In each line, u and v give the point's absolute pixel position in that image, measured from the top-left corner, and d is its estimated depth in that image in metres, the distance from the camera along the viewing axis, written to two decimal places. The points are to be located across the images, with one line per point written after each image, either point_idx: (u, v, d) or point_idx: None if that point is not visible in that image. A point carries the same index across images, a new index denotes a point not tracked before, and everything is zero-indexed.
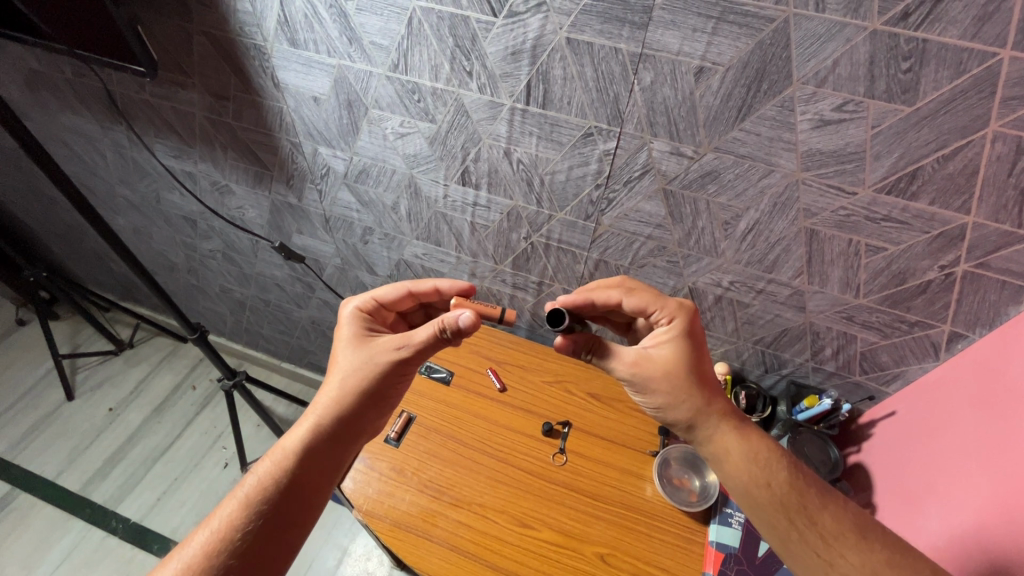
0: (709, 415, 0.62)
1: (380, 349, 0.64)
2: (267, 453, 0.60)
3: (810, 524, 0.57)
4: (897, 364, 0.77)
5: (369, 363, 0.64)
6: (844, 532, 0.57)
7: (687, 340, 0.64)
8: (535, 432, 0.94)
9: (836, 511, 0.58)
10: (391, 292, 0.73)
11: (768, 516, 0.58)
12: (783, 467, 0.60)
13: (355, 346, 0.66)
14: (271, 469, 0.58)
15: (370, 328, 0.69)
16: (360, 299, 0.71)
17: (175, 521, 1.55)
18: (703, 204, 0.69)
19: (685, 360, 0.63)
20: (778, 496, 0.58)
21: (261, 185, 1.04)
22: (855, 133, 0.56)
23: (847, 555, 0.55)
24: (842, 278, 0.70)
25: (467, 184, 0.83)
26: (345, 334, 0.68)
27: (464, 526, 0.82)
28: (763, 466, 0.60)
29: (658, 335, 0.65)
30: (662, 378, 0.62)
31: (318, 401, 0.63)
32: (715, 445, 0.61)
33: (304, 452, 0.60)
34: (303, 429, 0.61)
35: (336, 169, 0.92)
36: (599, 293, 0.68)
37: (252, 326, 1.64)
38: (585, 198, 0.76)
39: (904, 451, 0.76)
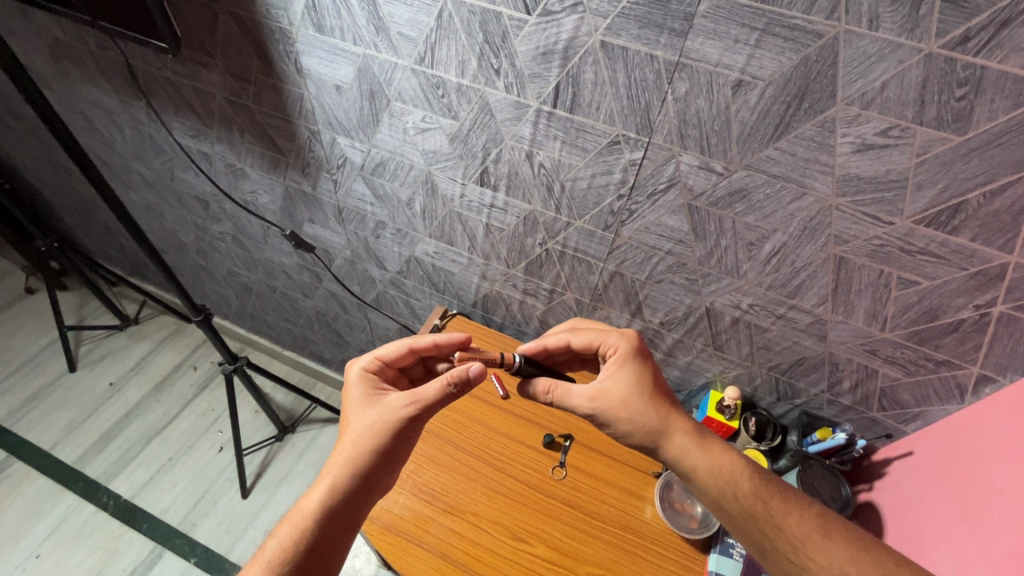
0: (673, 432, 0.63)
1: (391, 407, 0.64)
2: (287, 517, 0.60)
3: (778, 531, 0.57)
4: (918, 404, 0.74)
5: (381, 423, 0.64)
6: (810, 533, 0.56)
7: (632, 366, 0.66)
8: (534, 443, 0.92)
9: (803, 516, 0.58)
10: (393, 351, 0.72)
11: (739, 527, 0.58)
12: (747, 474, 0.60)
13: (368, 405, 0.66)
14: (293, 534, 0.59)
15: (379, 387, 0.70)
16: (366, 361, 0.71)
17: (166, 502, 1.54)
18: (729, 222, 0.66)
19: (639, 386, 0.65)
20: (742, 504, 0.59)
21: (275, 171, 1.03)
22: (898, 160, 0.53)
23: (818, 557, 0.55)
24: (868, 310, 0.67)
25: (485, 185, 0.81)
26: (356, 395, 0.68)
27: (456, 535, 0.80)
28: (727, 474, 0.61)
29: (608, 366, 0.67)
30: (621, 410, 0.64)
31: (333, 462, 0.63)
32: (682, 461, 0.62)
33: (323, 514, 0.60)
34: (321, 492, 0.61)
35: (353, 160, 0.90)
36: (553, 335, 0.73)
37: (257, 311, 1.63)
38: (606, 208, 0.73)
39: (920, 495, 0.73)
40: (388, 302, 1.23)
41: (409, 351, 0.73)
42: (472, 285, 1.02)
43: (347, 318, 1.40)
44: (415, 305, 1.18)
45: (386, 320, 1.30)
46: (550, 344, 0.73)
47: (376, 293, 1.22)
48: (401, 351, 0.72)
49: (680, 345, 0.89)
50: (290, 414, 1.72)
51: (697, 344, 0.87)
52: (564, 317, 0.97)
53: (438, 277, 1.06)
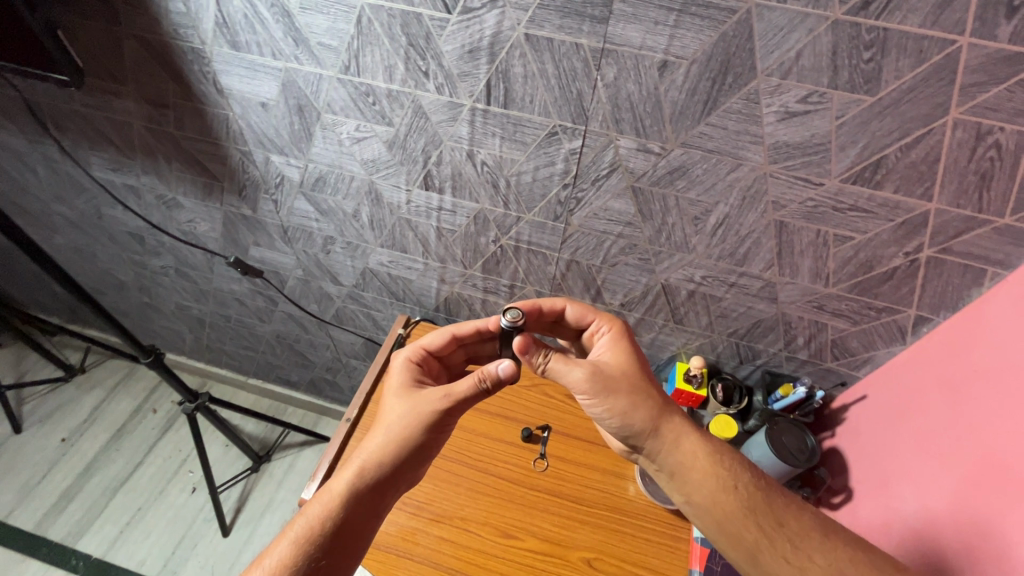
0: (671, 420, 0.63)
1: (425, 398, 0.64)
2: (316, 497, 0.60)
3: (778, 526, 0.60)
4: (866, 349, 0.79)
5: (415, 413, 0.64)
6: (807, 535, 0.60)
7: (631, 344, 0.68)
8: (514, 438, 0.92)
9: (800, 521, 0.61)
10: (438, 341, 0.74)
11: (740, 531, 0.60)
12: (749, 473, 0.63)
13: (404, 394, 0.67)
14: (321, 513, 0.58)
15: (417, 377, 0.70)
16: (409, 350, 0.73)
17: (141, 553, 1.48)
18: (672, 200, 0.68)
19: (641, 366, 0.66)
20: (744, 502, 0.61)
21: (210, 197, 0.99)
22: (820, 124, 0.55)
23: (817, 558, 0.58)
24: (811, 268, 0.70)
25: (431, 188, 0.79)
26: (396, 382, 0.69)
27: (446, 542, 0.80)
28: (733, 475, 0.62)
29: (604, 346, 0.69)
30: (621, 382, 0.64)
31: (366, 447, 0.62)
32: (687, 460, 0.62)
33: (350, 497, 0.59)
34: (352, 473, 0.61)
35: (290, 177, 0.87)
36: (548, 299, 0.74)
37: (214, 343, 1.57)
38: (553, 199, 0.74)
39: (874, 435, 0.77)
40: (349, 317, 1.20)
41: (451, 340, 0.75)
42: (432, 289, 1.01)
43: (310, 338, 1.36)
44: (378, 317, 1.16)
45: (350, 334, 1.27)
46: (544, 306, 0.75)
47: (335, 309, 1.19)
48: (444, 340, 0.74)
49: (643, 323, 0.90)
50: (263, 443, 1.67)
51: (658, 320, 0.89)
52: None
53: (396, 285, 1.04)
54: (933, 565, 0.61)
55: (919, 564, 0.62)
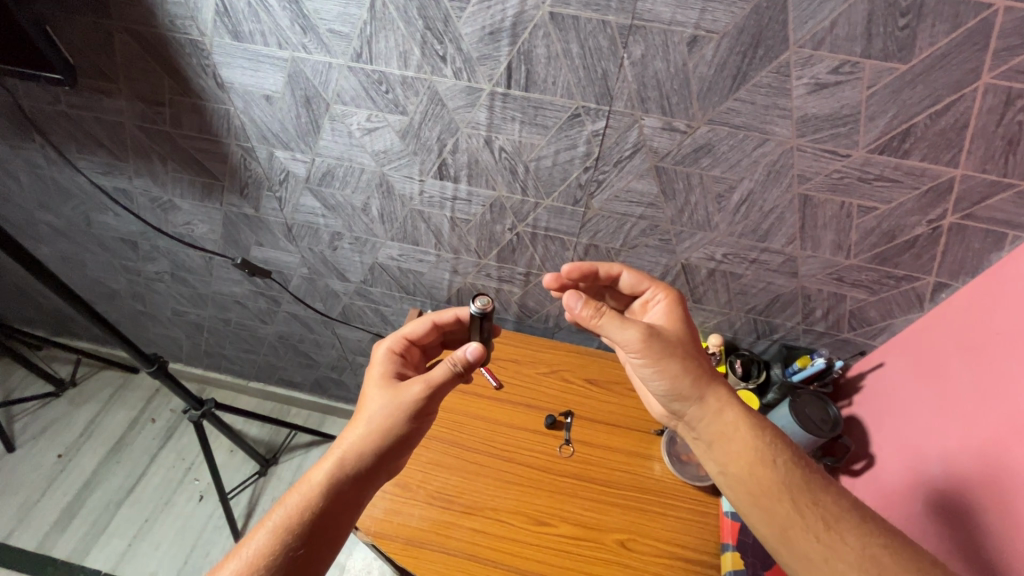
0: (715, 391, 0.64)
1: (405, 388, 0.64)
2: (295, 486, 0.59)
3: (811, 504, 0.57)
4: (883, 318, 0.80)
5: (395, 403, 0.64)
6: (841, 516, 0.56)
7: (684, 313, 0.70)
8: (537, 426, 0.92)
9: (835, 502, 0.58)
10: (417, 328, 0.76)
11: (774, 505, 0.58)
12: (785, 454, 0.61)
13: (384, 384, 0.67)
14: (300, 502, 0.58)
15: (399, 368, 0.70)
16: (390, 340, 0.73)
17: (153, 565, 1.45)
18: (696, 178, 0.67)
19: (693, 335, 0.68)
20: (780, 476, 0.59)
21: (210, 197, 0.95)
22: (851, 94, 0.55)
23: (848, 539, 0.55)
24: (833, 241, 0.71)
25: (445, 178, 0.78)
26: (377, 373, 0.69)
27: (479, 533, 0.80)
28: (768, 452, 0.61)
29: (659, 313, 0.70)
30: (674, 346, 0.65)
31: (346, 436, 0.62)
32: (725, 430, 0.63)
33: (330, 487, 0.59)
34: (331, 463, 0.60)
35: (295, 173, 0.84)
36: (605, 264, 0.75)
37: (212, 347, 1.53)
38: (573, 182, 0.73)
39: (893, 401, 0.79)
40: (356, 314, 1.19)
41: (432, 327, 0.77)
42: (444, 281, 1.00)
43: (314, 337, 1.34)
44: (386, 313, 1.14)
45: (356, 331, 1.25)
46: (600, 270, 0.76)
47: (342, 306, 1.17)
48: (423, 329, 0.75)
49: None
50: (269, 446, 1.65)
51: None
52: (543, 297, 0.97)
53: (406, 279, 1.02)
54: (963, 526, 0.62)
55: (949, 524, 0.64)
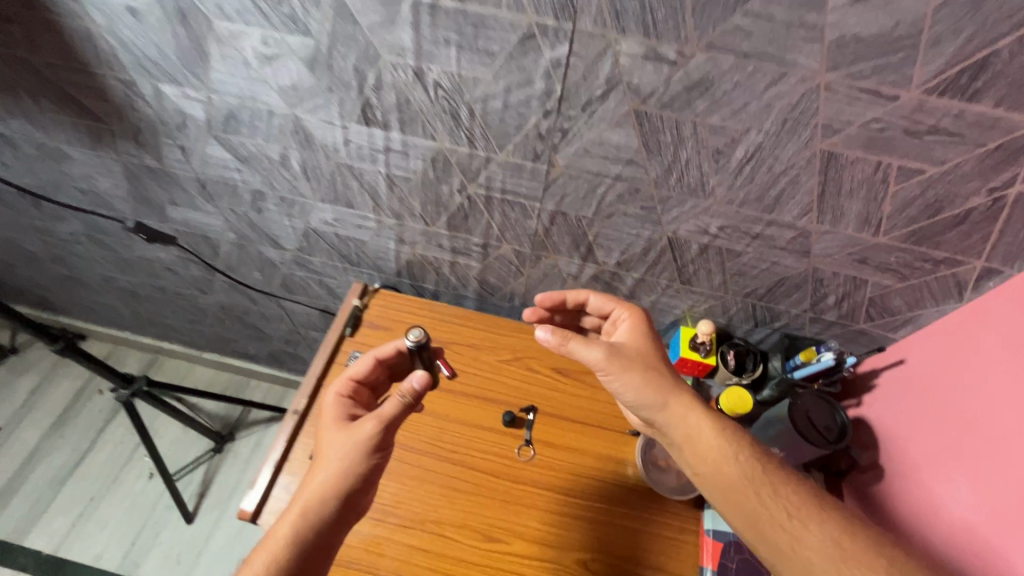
0: (678, 398, 0.55)
1: (360, 427, 0.56)
2: (258, 545, 0.51)
3: (773, 492, 0.50)
4: (909, 309, 0.66)
5: (353, 444, 0.56)
6: (802, 503, 0.50)
7: (650, 329, 0.63)
8: (494, 423, 0.79)
9: (799, 488, 0.51)
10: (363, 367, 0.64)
11: (741, 499, 0.50)
12: (747, 446, 0.53)
13: (339, 426, 0.58)
14: (266, 565, 0.50)
15: (351, 410, 0.61)
16: (339, 383, 0.63)
17: (98, 546, 1.36)
18: (688, 127, 0.52)
19: (661, 350, 0.60)
20: (744, 467, 0.52)
21: (102, 144, 0.78)
22: (913, 5, 0.39)
23: (812, 528, 0.48)
24: (860, 213, 0.56)
25: (372, 123, 0.61)
26: (329, 417, 0.59)
27: (418, 550, 0.68)
28: (725, 443, 0.53)
29: (625, 332, 0.63)
30: (642, 358, 0.58)
31: (307, 485, 0.54)
32: (687, 429, 0.54)
33: (296, 542, 0.51)
34: (295, 514, 0.53)
35: (192, 115, 0.68)
36: (573, 292, 0.68)
37: (155, 316, 1.39)
38: (531, 131, 0.56)
39: (908, 405, 0.65)
40: (299, 286, 1.04)
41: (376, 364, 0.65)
42: (390, 251, 0.84)
43: (260, 309, 1.19)
44: (332, 285, 1.00)
45: (303, 305, 1.10)
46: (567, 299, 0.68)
47: (282, 277, 1.02)
48: (370, 365, 0.64)
49: (642, 285, 0.76)
50: (225, 422, 1.54)
51: (662, 281, 0.74)
52: (505, 273, 0.82)
53: (347, 248, 0.87)
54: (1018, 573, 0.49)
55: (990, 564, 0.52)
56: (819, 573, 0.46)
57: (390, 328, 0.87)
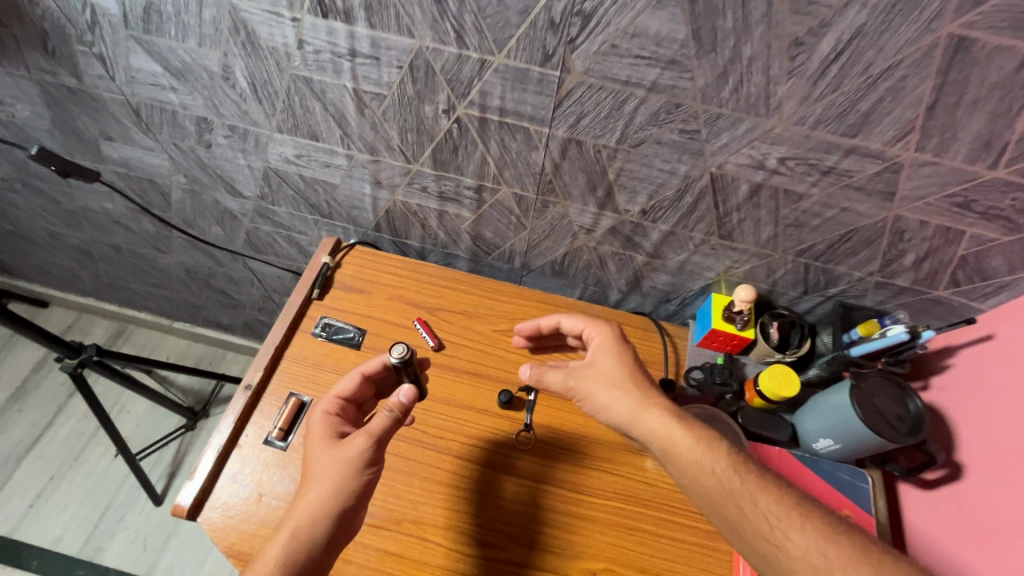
0: (648, 410, 0.51)
1: (351, 442, 0.49)
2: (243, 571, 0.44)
3: (752, 504, 0.45)
4: (1011, 271, 0.53)
5: (347, 462, 0.49)
6: (780, 511, 0.44)
7: (623, 342, 0.57)
8: (486, 404, 0.66)
9: (778, 495, 0.45)
10: (351, 383, 0.55)
11: (722, 509, 0.45)
12: (722, 450, 0.48)
13: (327, 445, 0.51)
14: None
15: (340, 428, 0.53)
16: (326, 400, 0.55)
17: (57, 529, 1.24)
18: (760, 6, 0.38)
19: (632, 363, 0.54)
20: (718, 481, 0.46)
21: (9, 57, 0.64)
22: None
23: (793, 536, 0.43)
24: (981, 135, 0.42)
25: (331, 13, 0.48)
26: (316, 435, 0.52)
27: (392, 556, 0.55)
28: (696, 450, 0.48)
29: (591, 351, 0.57)
30: (601, 376, 0.54)
31: (296, 507, 0.47)
32: (656, 437, 0.49)
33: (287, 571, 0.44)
34: (284, 535, 0.46)
35: (109, 9, 0.53)
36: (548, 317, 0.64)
37: (116, 280, 1.26)
38: (540, 17, 0.43)
39: (995, 393, 0.55)
40: (265, 243, 0.90)
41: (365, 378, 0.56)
42: (366, 198, 0.70)
43: (226, 272, 1.05)
44: (302, 243, 0.86)
45: (273, 267, 0.96)
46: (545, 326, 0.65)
47: (245, 233, 0.88)
48: (356, 382, 0.55)
49: (671, 240, 0.62)
50: (198, 397, 1.42)
51: (695, 235, 0.61)
52: (503, 226, 0.68)
53: (316, 195, 0.73)
54: None
55: None
56: None
57: (365, 291, 0.73)
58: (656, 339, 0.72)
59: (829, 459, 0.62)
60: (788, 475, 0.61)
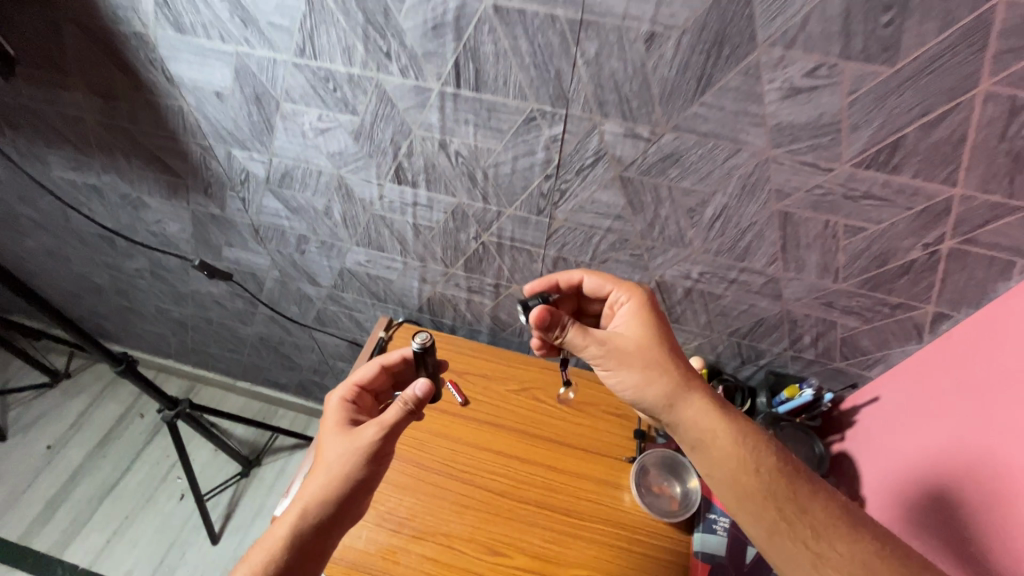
0: (689, 399, 0.56)
1: (359, 431, 0.58)
2: (259, 541, 0.54)
3: (800, 514, 0.51)
4: (879, 348, 0.72)
5: (352, 451, 0.57)
6: (831, 522, 0.50)
7: (653, 312, 0.62)
8: (500, 446, 0.86)
9: (835, 506, 0.51)
10: (369, 372, 0.68)
11: (765, 510, 0.51)
12: (773, 455, 0.54)
13: (338, 431, 0.60)
14: (265, 560, 0.52)
15: (353, 415, 0.63)
16: (344, 388, 0.66)
17: (129, 562, 1.43)
18: (665, 191, 0.62)
19: (657, 343, 0.59)
20: (765, 484, 0.52)
21: (176, 196, 0.93)
22: (830, 101, 0.49)
23: (837, 547, 0.49)
24: (819, 263, 0.64)
25: (403, 182, 0.73)
26: (330, 423, 0.62)
27: (430, 560, 0.74)
28: (744, 452, 0.54)
29: (624, 313, 0.62)
30: (627, 359, 0.58)
31: (304, 487, 0.56)
32: (699, 426, 0.55)
33: (295, 539, 0.54)
34: (294, 513, 0.55)
35: (256, 174, 0.81)
36: (565, 274, 0.68)
37: (198, 346, 1.53)
38: (535, 191, 0.67)
39: (881, 436, 0.73)
40: (331, 319, 1.15)
41: (381, 370, 0.69)
42: (414, 289, 0.95)
43: (294, 340, 1.30)
44: (360, 319, 1.10)
45: (333, 337, 1.21)
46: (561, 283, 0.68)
47: (316, 311, 1.13)
48: (374, 371, 0.68)
49: None
50: (253, 447, 1.63)
51: None
52: (515, 310, 0.92)
53: (377, 286, 0.98)
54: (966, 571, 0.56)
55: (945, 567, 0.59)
56: None
57: None
58: None
59: None
60: None
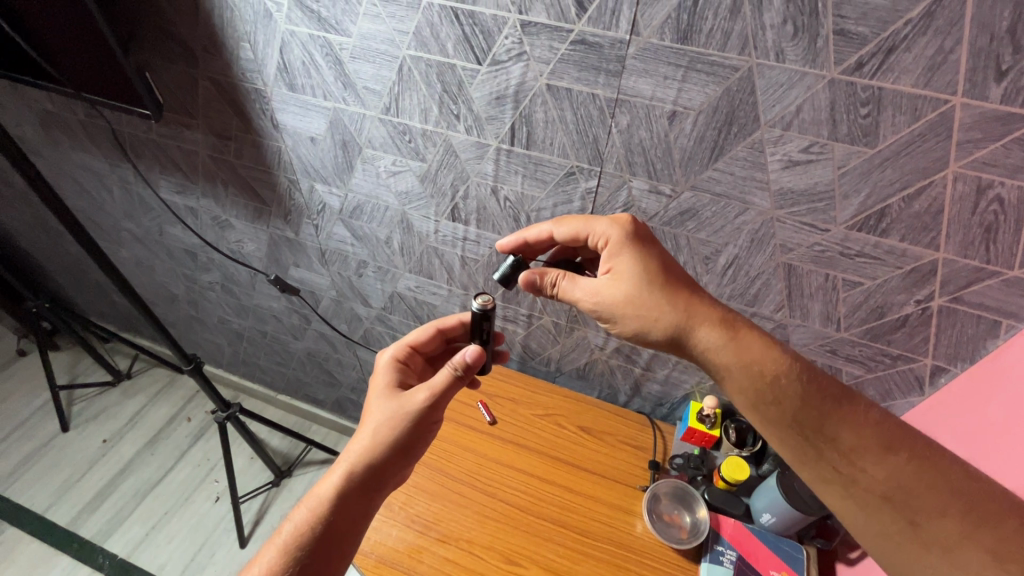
0: (698, 333, 0.58)
1: (409, 397, 0.62)
2: (303, 500, 0.59)
3: (831, 441, 0.53)
4: (883, 399, 0.76)
5: (400, 412, 0.62)
6: (865, 445, 0.52)
7: (636, 251, 0.62)
8: (522, 465, 0.93)
9: (870, 432, 0.53)
10: (422, 335, 0.74)
11: (809, 435, 0.53)
12: (797, 379, 0.55)
13: (388, 396, 0.64)
14: (310, 515, 0.58)
15: (401, 378, 0.68)
16: (398, 348, 0.72)
17: (163, 557, 1.49)
18: (683, 240, 0.71)
19: (649, 282, 0.61)
20: (790, 414, 0.54)
21: (260, 220, 1.08)
22: (823, 173, 0.59)
23: (869, 469, 0.51)
24: (822, 312, 0.71)
25: (457, 220, 0.85)
26: (380, 385, 0.66)
27: (451, 563, 0.80)
28: (763, 382, 0.56)
29: (609, 253, 0.64)
30: (623, 309, 0.61)
31: (350, 446, 0.61)
32: (714, 363, 0.58)
33: (338, 499, 0.59)
34: (339, 473, 0.60)
35: (331, 205, 0.95)
36: (533, 232, 0.69)
37: (249, 357, 1.66)
38: None
39: None
40: (375, 339, 1.26)
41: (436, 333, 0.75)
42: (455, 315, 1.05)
43: (338, 357, 1.42)
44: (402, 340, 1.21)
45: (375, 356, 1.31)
46: (531, 238, 0.69)
47: (363, 330, 1.25)
48: (428, 335, 0.73)
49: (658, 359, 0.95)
50: (286, 458, 1.72)
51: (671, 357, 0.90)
52: (544, 340, 1.02)
53: (421, 310, 1.09)
54: None
55: None
56: (874, 491, 0.51)
57: None
58: (650, 434, 0.99)
59: (774, 532, 0.84)
60: (741, 540, 0.83)
